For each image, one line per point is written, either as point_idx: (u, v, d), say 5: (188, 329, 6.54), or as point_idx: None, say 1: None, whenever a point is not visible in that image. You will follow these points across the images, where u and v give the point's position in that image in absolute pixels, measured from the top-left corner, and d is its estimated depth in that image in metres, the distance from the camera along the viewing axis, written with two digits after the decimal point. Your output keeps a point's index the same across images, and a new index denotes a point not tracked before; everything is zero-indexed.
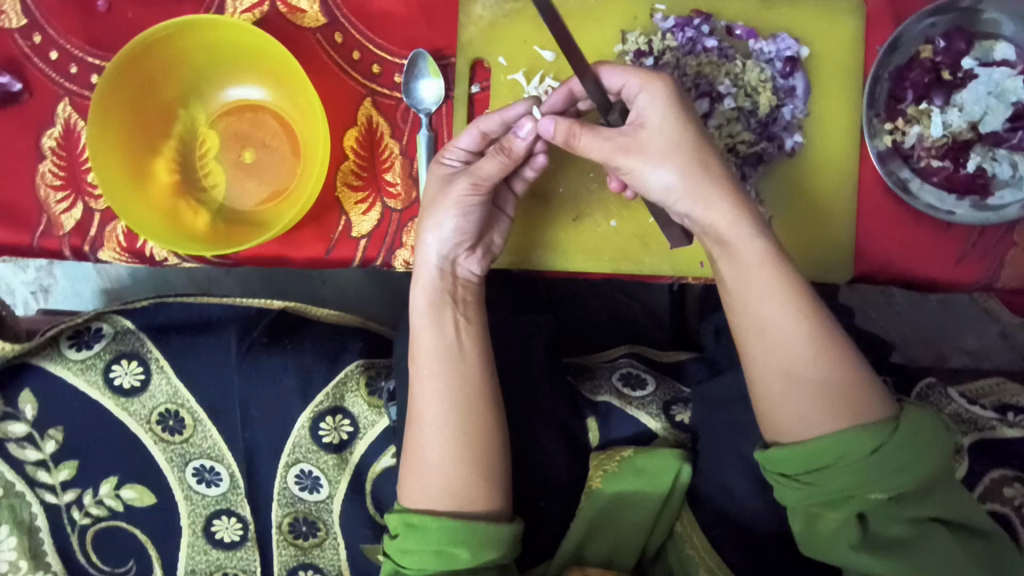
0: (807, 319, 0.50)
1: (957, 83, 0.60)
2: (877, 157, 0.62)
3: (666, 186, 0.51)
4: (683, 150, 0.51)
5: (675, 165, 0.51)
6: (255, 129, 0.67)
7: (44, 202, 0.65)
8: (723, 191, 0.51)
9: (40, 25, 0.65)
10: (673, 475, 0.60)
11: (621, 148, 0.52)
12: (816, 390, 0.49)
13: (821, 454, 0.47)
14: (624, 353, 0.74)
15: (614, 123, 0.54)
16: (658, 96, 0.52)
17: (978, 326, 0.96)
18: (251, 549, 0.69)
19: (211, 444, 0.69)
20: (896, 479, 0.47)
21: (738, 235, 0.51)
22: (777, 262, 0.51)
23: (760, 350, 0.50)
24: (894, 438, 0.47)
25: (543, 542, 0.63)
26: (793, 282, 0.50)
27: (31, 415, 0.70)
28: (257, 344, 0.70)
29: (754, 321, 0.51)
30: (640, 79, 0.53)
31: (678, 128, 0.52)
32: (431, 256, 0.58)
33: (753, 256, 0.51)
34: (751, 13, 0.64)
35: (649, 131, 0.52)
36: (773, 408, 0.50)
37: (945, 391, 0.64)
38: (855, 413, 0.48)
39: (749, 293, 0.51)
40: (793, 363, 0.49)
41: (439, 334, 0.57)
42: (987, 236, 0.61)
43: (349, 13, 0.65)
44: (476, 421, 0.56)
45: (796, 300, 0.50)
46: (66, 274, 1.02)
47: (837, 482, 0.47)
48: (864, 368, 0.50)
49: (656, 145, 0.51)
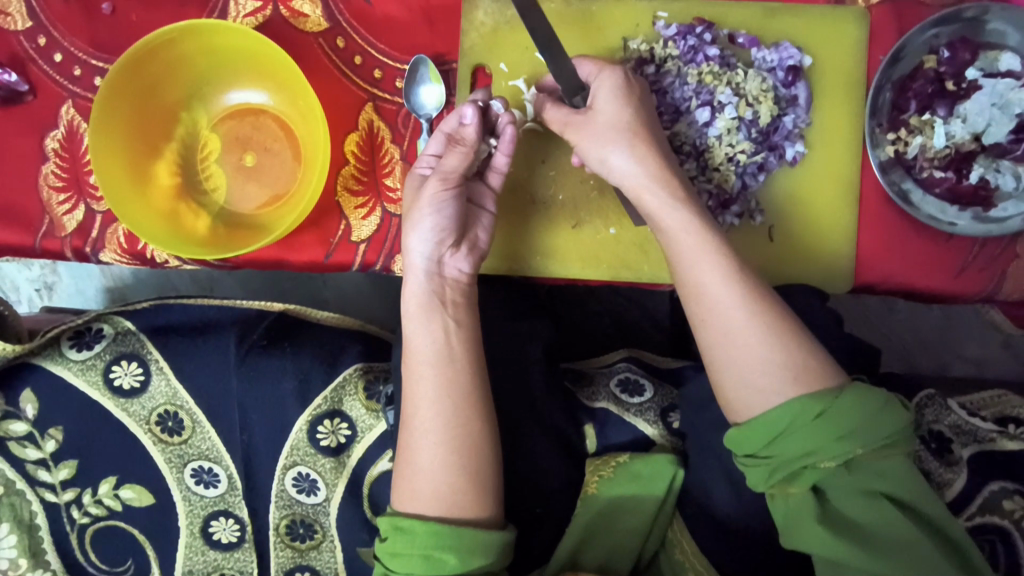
0: (741, 283, 0.51)
1: (962, 94, 0.60)
2: (879, 167, 0.62)
3: (608, 156, 0.55)
4: (621, 127, 0.56)
5: (614, 139, 0.55)
6: (256, 133, 0.67)
7: (46, 203, 0.65)
8: (653, 164, 0.55)
9: (45, 28, 0.66)
10: (668, 481, 0.61)
11: (573, 124, 0.57)
12: (758, 352, 0.49)
13: (768, 426, 0.48)
14: (622, 358, 0.74)
15: (579, 104, 0.58)
16: (610, 80, 0.57)
17: (983, 335, 0.95)
18: (248, 551, 0.69)
19: (209, 445, 0.70)
20: (843, 445, 0.46)
21: (665, 204, 0.54)
22: (700, 225, 0.53)
23: (700, 317, 0.52)
24: (836, 404, 0.47)
25: (539, 549, 0.63)
26: (717, 244, 0.52)
27: (32, 414, 0.71)
28: (256, 346, 0.70)
29: (690, 286, 0.52)
30: (596, 66, 0.58)
31: (624, 108, 0.56)
32: (419, 260, 0.58)
33: (684, 223, 0.53)
34: (754, 21, 0.64)
35: (596, 113, 0.56)
36: (720, 375, 0.51)
37: (945, 402, 0.63)
38: (799, 376, 0.48)
39: (682, 259, 0.53)
40: (733, 327, 0.50)
41: (429, 336, 0.57)
42: (989, 249, 0.61)
43: (351, 18, 0.65)
44: (466, 427, 0.56)
45: (730, 265, 0.52)
46: (71, 273, 1.03)
47: (789, 451, 0.47)
48: (806, 337, 0.50)
49: (600, 125, 0.56)
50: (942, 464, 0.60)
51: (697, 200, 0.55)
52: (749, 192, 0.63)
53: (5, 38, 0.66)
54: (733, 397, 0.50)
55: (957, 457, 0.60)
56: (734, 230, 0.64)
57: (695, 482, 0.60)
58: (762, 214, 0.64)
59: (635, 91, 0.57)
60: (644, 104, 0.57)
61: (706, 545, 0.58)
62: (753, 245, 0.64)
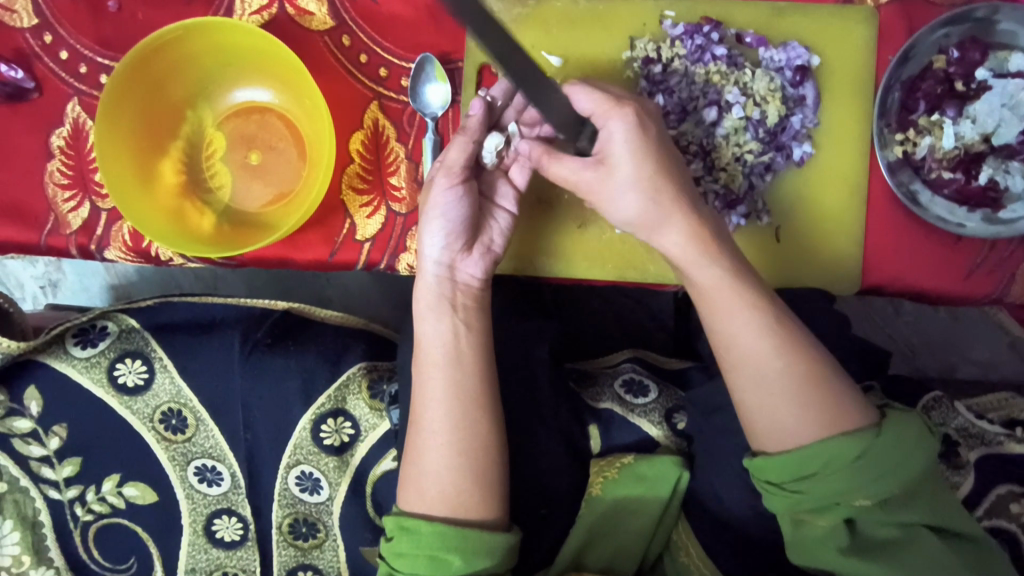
0: (773, 335, 0.50)
1: (971, 94, 0.59)
2: (887, 168, 0.61)
3: (634, 214, 0.54)
4: (641, 184, 0.53)
5: (635, 197, 0.54)
6: (262, 131, 0.67)
7: (51, 200, 0.65)
8: (680, 221, 0.53)
9: (51, 25, 0.65)
10: (673, 483, 0.60)
11: (585, 181, 0.55)
12: (792, 403, 0.49)
13: (807, 464, 0.48)
14: (626, 358, 0.74)
15: (584, 147, 0.56)
16: (624, 126, 0.54)
17: (990, 337, 0.95)
18: (251, 549, 0.69)
19: (213, 443, 0.70)
20: (880, 485, 0.47)
21: (694, 261, 0.53)
22: (734, 289, 0.52)
23: (739, 381, 0.51)
24: (876, 444, 0.47)
25: (542, 551, 0.62)
26: (753, 305, 0.51)
27: (36, 411, 0.71)
28: (260, 345, 0.70)
29: (721, 338, 0.52)
30: (606, 107, 0.54)
31: (644, 160, 0.53)
32: (430, 263, 0.59)
33: (717, 286, 0.52)
34: (762, 20, 0.64)
35: (610, 166, 0.54)
36: (752, 421, 0.51)
37: (952, 404, 0.62)
38: (834, 423, 0.48)
39: (713, 312, 0.52)
40: (765, 378, 0.50)
41: (438, 338, 0.57)
42: (998, 250, 0.60)
43: (357, 16, 0.65)
44: (473, 428, 0.55)
45: (763, 319, 0.51)
46: (74, 270, 1.03)
47: (826, 489, 0.47)
48: (838, 381, 0.50)
49: (617, 183, 0.54)
50: (949, 467, 0.59)
51: (729, 254, 0.53)
52: (756, 193, 0.63)
53: (10, 34, 0.66)
54: (764, 438, 0.50)
55: (964, 459, 0.59)
56: (742, 230, 0.63)
57: (700, 484, 0.60)
58: (769, 215, 0.63)
59: (652, 135, 0.54)
60: (662, 148, 0.54)
61: (710, 546, 0.58)
62: (761, 245, 0.64)
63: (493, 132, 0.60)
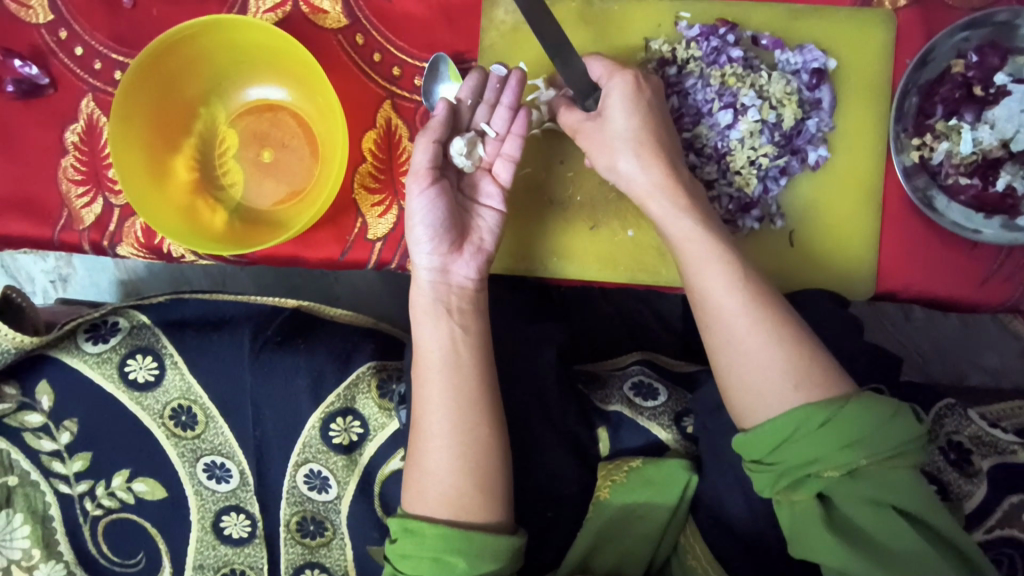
0: (744, 287, 0.52)
1: (989, 100, 0.58)
2: (903, 173, 0.61)
3: (621, 167, 0.57)
4: (631, 134, 0.57)
5: (625, 150, 0.57)
6: (275, 129, 0.67)
7: (65, 196, 0.65)
8: (658, 166, 0.56)
9: (67, 21, 0.66)
10: (682, 487, 0.60)
11: (584, 130, 0.59)
12: (760, 362, 0.50)
13: (773, 433, 0.48)
14: (635, 361, 0.73)
15: (590, 108, 0.58)
16: (621, 86, 0.57)
17: (1002, 344, 0.94)
18: (259, 546, 0.69)
19: (222, 440, 0.70)
20: (848, 455, 0.47)
21: (670, 212, 0.56)
22: (706, 238, 0.54)
23: (712, 333, 0.53)
24: (841, 411, 0.47)
25: (550, 553, 0.62)
26: (727, 256, 0.54)
27: (47, 406, 0.71)
28: (270, 344, 0.70)
29: (698, 294, 0.54)
30: (607, 71, 0.58)
31: (636, 114, 0.57)
32: (423, 275, 0.59)
33: (690, 233, 0.55)
34: (777, 22, 0.63)
35: (605, 119, 0.58)
36: (729, 377, 0.51)
37: (964, 412, 0.62)
38: (800, 382, 0.49)
39: (687, 266, 0.55)
40: (736, 331, 0.51)
41: (435, 342, 0.57)
42: (1014, 258, 0.60)
43: (371, 15, 0.65)
44: (473, 431, 0.55)
45: (736, 274, 0.53)
46: (85, 265, 1.03)
47: (794, 458, 0.48)
48: (808, 343, 0.51)
49: (610, 135, 0.57)
50: (961, 475, 0.59)
51: (705, 211, 0.56)
52: (770, 197, 0.62)
53: (26, 31, 0.66)
54: (738, 402, 0.51)
55: (977, 468, 0.59)
56: (755, 234, 0.63)
57: (709, 489, 0.60)
58: (782, 218, 0.63)
59: (646, 94, 0.58)
60: (655, 109, 0.58)
61: (720, 552, 0.57)
62: (774, 250, 0.63)
63: (457, 136, 0.60)
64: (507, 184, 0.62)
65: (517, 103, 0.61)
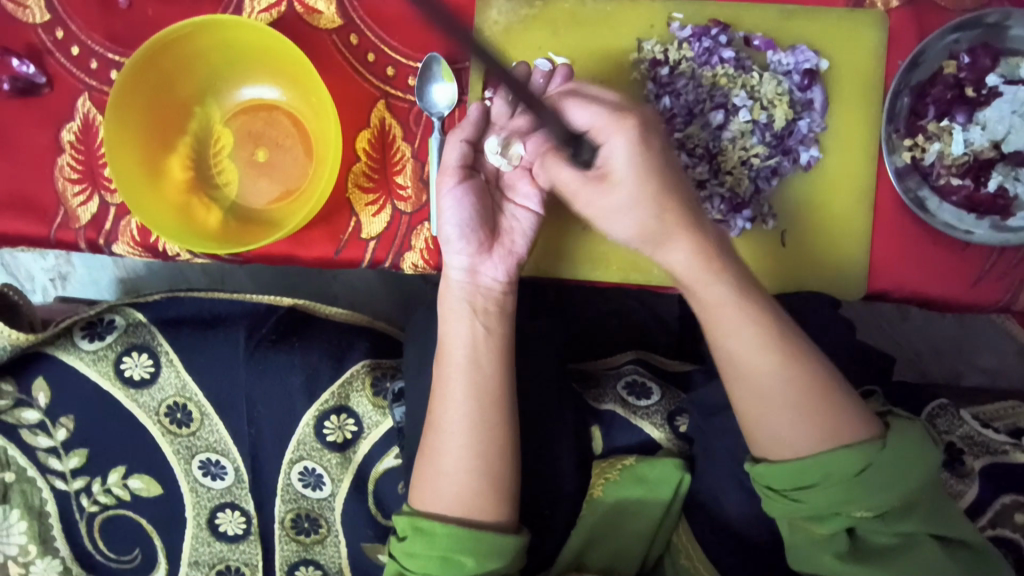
0: (778, 349, 0.50)
1: (981, 100, 0.59)
2: (895, 174, 0.60)
3: (636, 231, 0.52)
4: (643, 200, 0.51)
5: (637, 214, 0.51)
6: (269, 128, 0.67)
7: (61, 194, 0.66)
8: (686, 237, 0.51)
9: (63, 21, 0.66)
10: (674, 485, 0.60)
11: (583, 195, 0.52)
12: (793, 413, 0.49)
13: (808, 473, 0.48)
14: (629, 360, 0.73)
15: (587, 160, 0.52)
16: (623, 141, 0.51)
17: (997, 345, 0.94)
18: (253, 543, 0.70)
19: (217, 438, 0.70)
20: (882, 498, 0.47)
21: (700, 279, 0.52)
22: (739, 298, 0.51)
23: (741, 390, 0.51)
24: (879, 458, 0.47)
25: (543, 549, 0.63)
26: (760, 314, 0.51)
27: (44, 403, 0.72)
28: (265, 342, 0.70)
29: (724, 356, 0.52)
30: (610, 120, 0.51)
31: (646, 177, 0.51)
32: (455, 273, 0.59)
33: (721, 296, 0.51)
34: (771, 23, 0.63)
35: (612, 183, 0.51)
36: (750, 426, 0.51)
37: (957, 413, 0.62)
38: (834, 434, 0.48)
39: (715, 327, 0.52)
40: (770, 388, 0.50)
41: (460, 340, 0.58)
42: (1006, 258, 0.60)
43: (365, 15, 0.65)
44: (490, 431, 0.56)
45: (763, 333, 0.50)
46: (84, 263, 1.04)
47: (827, 500, 0.48)
48: (842, 396, 0.50)
49: (617, 201, 0.51)
50: (953, 476, 0.59)
51: (737, 269, 0.52)
52: (761, 197, 0.63)
53: (23, 30, 0.66)
54: (763, 445, 0.51)
55: (969, 468, 0.59)
56: (748, 233, 0.63)
57: (700, 487, 0.60)
58: (774, 218, 0.63)
59: (655, 148, 0.51)
60: (666, 163, 0.52)
61: (712, 549, 0.58)
62: (767, 250, 0.63)
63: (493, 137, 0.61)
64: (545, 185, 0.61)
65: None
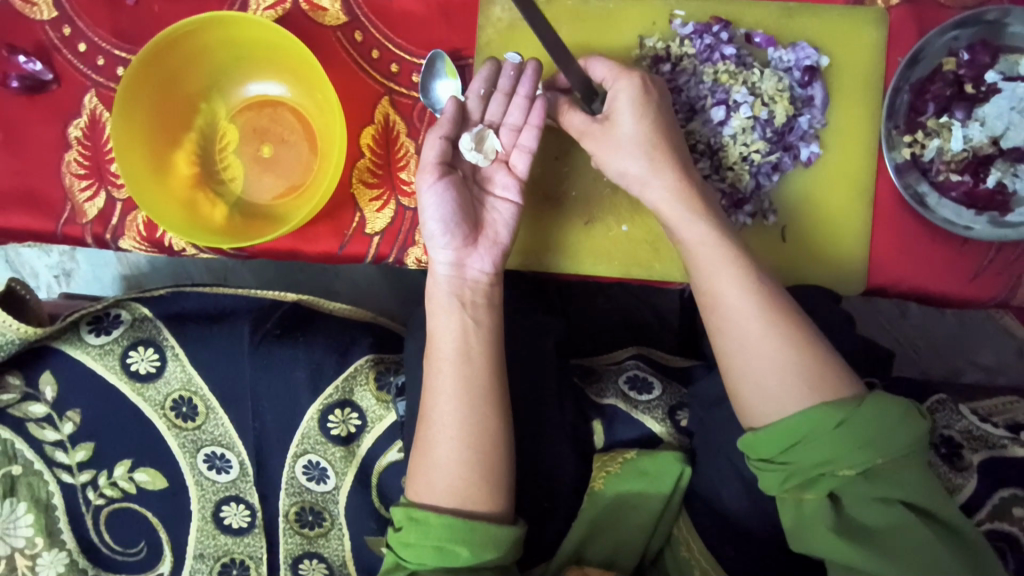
0: (759, 294, 0.53)
1: (980, 97, 0.59)
2: (894, 170, 0.61)
3: (634, 168, 0.58)
4: (639, 137, 0.57)
5: (635, 153, 0.57)
6: (273, 124, 0.68)
7: (68, 190, 0.66)
8: (672, 172, 0.57)
9: (70, 19, 0.67)
10: (674, 478, 0.61)
11: (589, 135, 0.59)
12: (775, 364, 0.51)
13: (790, 434, 0.49)
14: (630, 356, 0.74)
15: (597, 110, 0.59)
16: (629, 87, 0.58)
17: (997, 343, 0.95)
18: (258, 536, 0.70)
19: (222, 431, 0.71)
20: (863, 455, 0.48)
21: (683, 217, 0.57)
22: (722, 241, 0.55)
23: (721, 332, 0.54)
24: (857, 413, 0.48)
25: (544, 542, 0.63)
26: (742, 260, 0.55)
27: (50, 397, 0.72)
28: (269, 336, 0.71)
29: (707, 295, 0.55)
30: (615, 73, 0.58)
31: (645, 118, 0.57)
32: (440, 270, 0.60)
33: (704, 236, 0.56)
34: (771, 21, 0.64)
35: (612, 125, 0.58)
36: (732, 376, 0.53)
37: (956, 407, 0.63)
38: (815, 387, 0.50)
39: (701, 269, 0.56)
40: (750, 333, 0.52)
41: (449, 334, 0.58)
42: (1005, 253, 0.61)
43: (370, 13, 0.65)
44: (482, 422, 0.56)
45: (743, 271, 0.54)
46: (89, 260, 1.04)
47: (809, 459, 0.49)
48: (822, 349, 0.52)
49: (618, 137, 0.58)
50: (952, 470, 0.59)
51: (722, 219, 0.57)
52: (761, 192, 0.63)
53: (30, 27, 0.67)
54: (748, 401, 0.52)
55: (967, 462, 0.59)
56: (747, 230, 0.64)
57: (701, 480, 0.61)
58: (774, 214, 0.64)
59: (655, 97, 0.58)
60: (663, 112, 0.58)
61: (715, 542, 0.58)
62: (765, 243, 0.64)
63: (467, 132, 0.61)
64: (523, 176, 0.62)
65: (534, 93, 0.61)
